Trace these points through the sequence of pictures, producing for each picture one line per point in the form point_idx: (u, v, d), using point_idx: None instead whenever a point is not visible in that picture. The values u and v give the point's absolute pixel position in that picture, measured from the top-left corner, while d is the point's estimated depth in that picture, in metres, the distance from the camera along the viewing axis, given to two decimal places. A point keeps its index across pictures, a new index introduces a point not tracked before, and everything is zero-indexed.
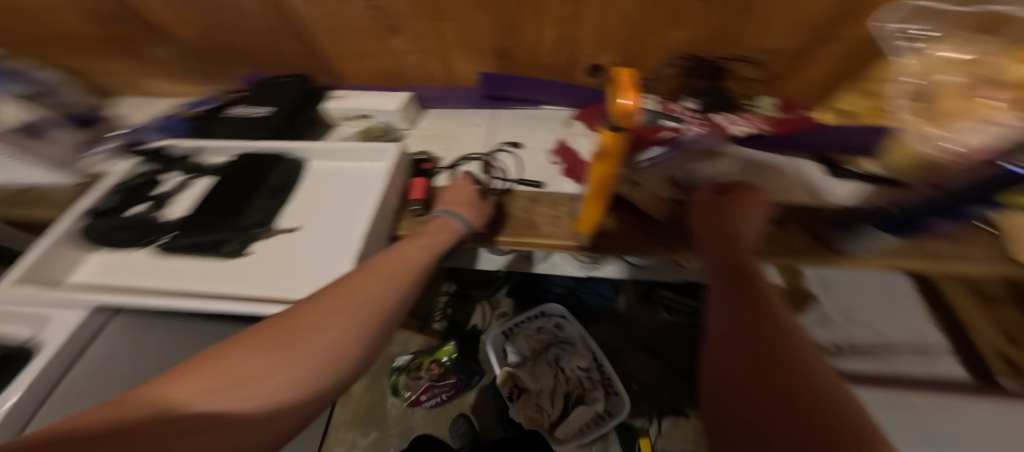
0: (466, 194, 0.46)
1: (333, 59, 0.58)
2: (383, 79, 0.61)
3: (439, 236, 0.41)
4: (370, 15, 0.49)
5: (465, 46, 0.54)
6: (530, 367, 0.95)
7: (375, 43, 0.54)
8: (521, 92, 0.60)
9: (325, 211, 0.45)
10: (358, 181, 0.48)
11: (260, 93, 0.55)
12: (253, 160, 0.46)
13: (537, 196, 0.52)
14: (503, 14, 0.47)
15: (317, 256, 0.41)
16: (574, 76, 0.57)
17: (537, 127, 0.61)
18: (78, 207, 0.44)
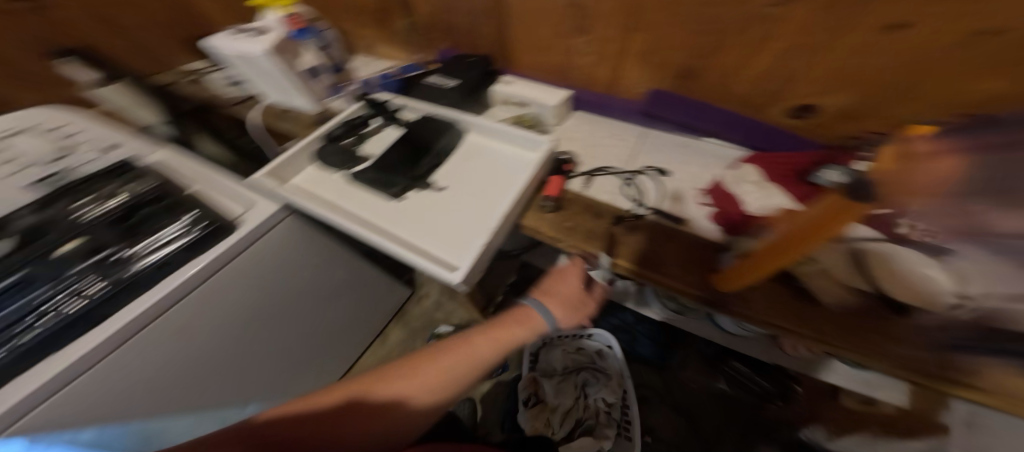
0: (572, 288, 0.54)
1: (515, 48, 0.62)
2: (547, 74, 0.63)
3: (514, 333, 0.48)
4: (568, 13, 0.50)
5: (648, 59, 0.50)
6: (555, 381, 0.91)
7: (559, 40, 0.56)
8: (690, 117, 0.54)
9: (472, 184, 0.51)
10: (507, 166, 0.53)
11: (454, 69, 0.64)
12: (434, 125, 0.55)
13: (669, 234, 0.47)
14: (714, 35, 0.42)
15: (457, 220, 0.47)
16: (763, 113, 0.49)
17: (691, 157, 0.55)
18: (317, 131, 0.57)
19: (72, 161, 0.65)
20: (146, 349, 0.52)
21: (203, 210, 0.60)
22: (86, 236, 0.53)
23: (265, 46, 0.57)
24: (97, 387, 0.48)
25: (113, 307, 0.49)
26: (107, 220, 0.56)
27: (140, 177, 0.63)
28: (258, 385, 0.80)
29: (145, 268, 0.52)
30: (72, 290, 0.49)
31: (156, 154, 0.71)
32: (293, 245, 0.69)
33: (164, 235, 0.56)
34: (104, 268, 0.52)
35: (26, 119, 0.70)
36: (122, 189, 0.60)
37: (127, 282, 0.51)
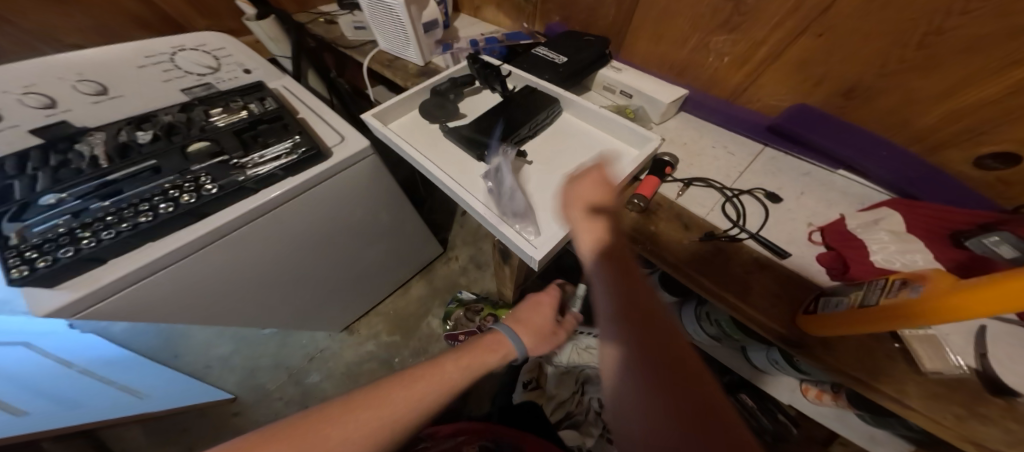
0: (543, 317, 0.48)
1: (636, 34, 0.59)
2: (660, 68, 0.60)
3: (487, 357, 0.40)
4: (726, 5, 0.46)
5: (803, 66, 0.45)
6: (559, 372, 0.93)
7: (695, 33, 0.51)
8: (833, 140, 0.49)
9: (563, 164, 0.50)
10: (604, 153, 0.51)
11: (564, 43, 0.60)
12: (539, 97, 0.54)
13: (768, 263, 0.43)
14: (929, 44, 0.36)
15: (544, 198, 0.46)
16: (940, 153, 0.42)
17: (809, 190, 0.50)
18: (425, 82, 0.57)
19: (216, 76, 0.74)
20: (210, 257, 0.58)
21: (305, 136, 0.64)
22: (213, 142, 0.61)
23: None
24: (164, 282, 0.54)
25: (211, 208, 0.55)
26: (232, 129, 0.62)
27: (264, 99, 0.70)
28: (291, 304, 0.87)
29: (252, 177, 0.57)
30: (193, 183, 0.55)
31: (280, 81, 0.78)
32: (359, 187, 0.74)
33: (276, 150, 0.61)
34: (220, 170, 0.57)
35: (199, 40, 0.73)
36: (250, 106, 0.67)
37: (229, 188, 0.55)
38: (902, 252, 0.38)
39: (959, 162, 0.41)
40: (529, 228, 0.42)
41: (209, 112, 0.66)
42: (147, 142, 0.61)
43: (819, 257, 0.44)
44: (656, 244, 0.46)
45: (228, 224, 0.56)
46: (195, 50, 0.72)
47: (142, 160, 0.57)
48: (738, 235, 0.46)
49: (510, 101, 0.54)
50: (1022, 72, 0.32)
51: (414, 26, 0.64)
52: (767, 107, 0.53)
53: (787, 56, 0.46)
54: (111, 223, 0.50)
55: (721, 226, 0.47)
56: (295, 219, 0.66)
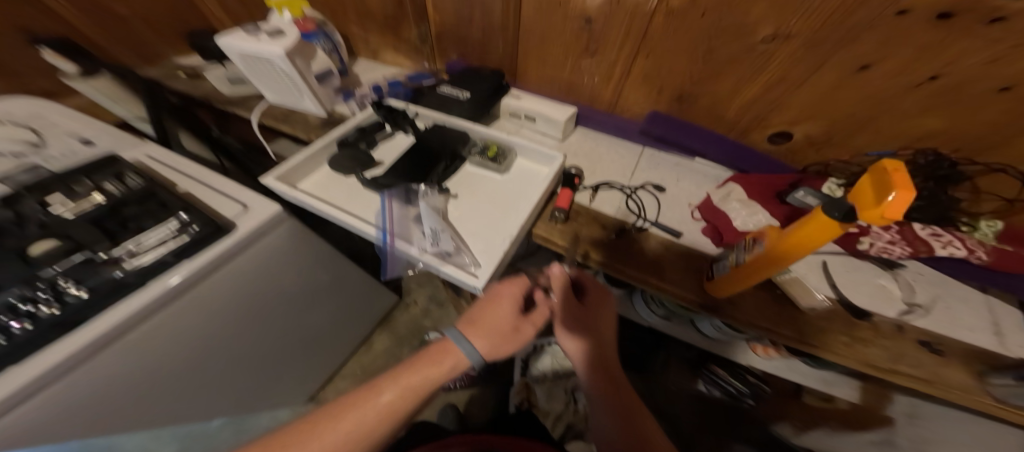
0: (502, 317, 0.46)
1: (524, 60, 0.67)
2: (553, 91, 0.69)
3: (430, 372, 0.43)
4: (584, 34, 0.57)
5: (645, 81, 0.58)
6: (546, 386, 0.99)
7: (568, 59, 0.62)
8: (682, 139, 0.61)
9: (481, 193, 0.55)
10: (522, 176, 0.57)
11: (463, 80, 0.66)
12: (449, 133, 0.59)
13: (669, 243, 0.54)
14: (711, 62, 0.50)
15: (474, 225, 0.51)
16: (750, 136, 0.58)
17: (682, 174, 0.62)
18: (331, 134, 0.58)
19: (42, 153, 0.60)
20: (111, 361, 0.49)
21: (194, 213, 0.57)
22: (63, 238, 0.50)
23: (284, 47, 0.57)
24: (44, 410, 0.44)
25: (88, 313, 0.46)
26: (89, 220, 0.53)
27: (120, 176, 0.60)
28: (226, 396, 0.75)
29: (135, 270, 0.50)
30: (50, 292, 0.46)
31: (138, 149, 0.68)
32: (280, 252, 0.68)
33: (159, 234, 0.53)
34: (90, 271, 0.49)
35: (4, 109, 0.65)
36: (103, 186, 0.58)
37: (106, 287, 0.48)
38: (751, 214, 0.51)
39: (760, 141, 0.58)
40: (469, 264, 0.46)
41: (48, 203, 0.54)
42: None
43: (702, 228, 0.56)
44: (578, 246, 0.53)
45: (122, 324, 0.47)
46: (7, 124, 0.62)
47: None
48: (643, 226, 0.55)
49: (420, 141, 0.58)
50: (768, 74, 0.48)
51: (304, 77, 0.63)
52: (636, 114, 0.65)
53: (634, 74, 0.58)
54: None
55: (625, 219, 0.56)
56: (214, 298, 0.59)
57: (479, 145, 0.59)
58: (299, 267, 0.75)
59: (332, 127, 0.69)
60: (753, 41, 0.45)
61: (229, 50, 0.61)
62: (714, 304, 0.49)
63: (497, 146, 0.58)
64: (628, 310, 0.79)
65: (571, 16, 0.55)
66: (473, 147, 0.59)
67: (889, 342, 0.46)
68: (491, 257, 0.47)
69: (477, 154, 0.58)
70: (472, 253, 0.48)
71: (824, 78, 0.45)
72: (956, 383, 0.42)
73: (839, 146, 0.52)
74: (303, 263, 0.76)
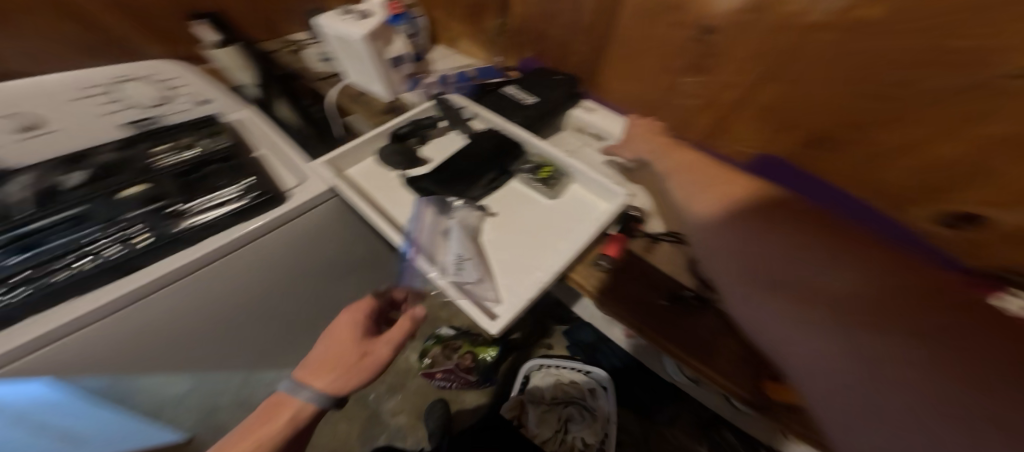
0: (346, 345, 0.46)
1: (610, 65, 0.56)
2: (635, 107, 0.57)
3: (263, 432, 0.41)
4: (698, 46, 0.44)
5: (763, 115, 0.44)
6: (541, 408, 0.90)
7: (666, 74, 0.50)
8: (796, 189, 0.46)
9: (523, 215, 0.47)
10: (580, 206, 0.48)
11: (534, 83, 0.58)
12: (504, 141, 0.52)
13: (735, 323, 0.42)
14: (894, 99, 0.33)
15: (510, 253, 0.44)
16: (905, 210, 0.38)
17: None
18: (384, 125, 0.54)
19: (166, 108, 0.68)
20: (158, 305, 0.50)
21: (259, 179, 0.58)
22: (151, 185, 0.52)
23: (364, 30, 0.55)
24: (92, 343, 0.45)
25: (143, 260, 0.46)
26: (173, 173, 0.55)
27: (214, 136, 0.63)
28: (250, 346, 0.78)
29: (193, 226, 0.50)
30: (119, 234, 0.46)
31: (237, 112, 0.72)
32: (325, 226, 0.67)
33: (224, 194, 0.54)
34: (158, 220, 0.49)
35: (150, 69, 0.71)
36: (198, 144, 0.61)
37: (164, 239, 0.48)
38: None
39: (927, 221, 0.37)
40: (492, 299, 0.39)
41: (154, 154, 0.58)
42: (76, 185, 0.54)
43: None
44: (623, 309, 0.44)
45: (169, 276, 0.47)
46: (139, 78, 0.69)
47: (70, 206, 0.48)
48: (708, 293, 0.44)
49: (470, 145, 0.51)
50: (983, 127, 0.29)
51: (374, 62, 0.60)
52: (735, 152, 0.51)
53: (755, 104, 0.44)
54: (21, 283, 0.41)
55: (687, 284, 0.46)
56: (256, 262, 0.58)
57: (532, 163, 0.51)
58: (339, 243, 0.75)
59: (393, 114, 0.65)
60: (968, 78, 0.28)
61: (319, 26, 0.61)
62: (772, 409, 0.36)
63: (552, 167, 0.50)
64: (655, 363, 0.72)
65: (689, 19, 0.43)
66: (523, 163, 0.52)
67: None
68: (520, 300, 0.39)
69: (528, 173, 0.50)
70: (496, 287, 0.41)
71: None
72: None
73: None
74: (344, 241, 0.75)
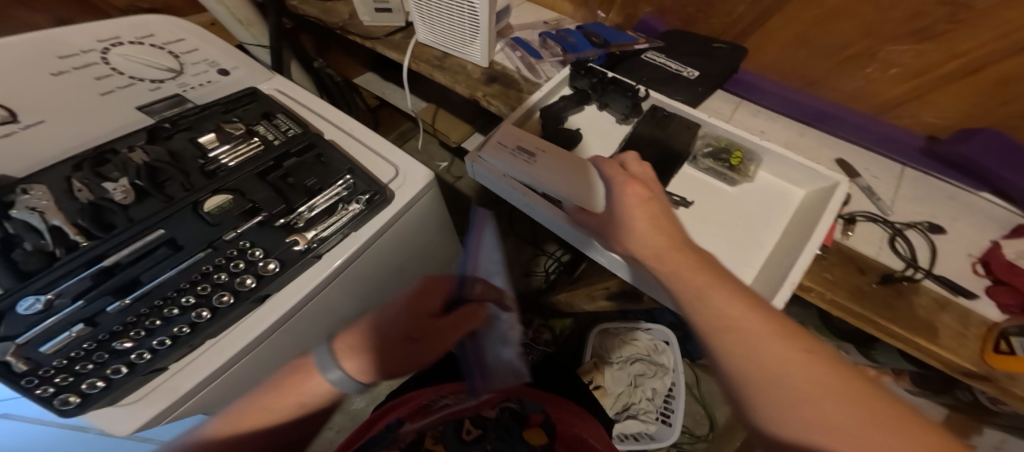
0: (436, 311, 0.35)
1: (772, 29, 0.45)
2: (795, 80, 0.48)
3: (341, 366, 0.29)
4: (941, 10, 0.33)
5: (972, 91, 0.37)
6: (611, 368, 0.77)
7: (851, 46, 0.41)
8: (995, 167, 0.39)
9: (721, 205, 0.42)
10: (779, 197, 0.42)
11: (684, 48, 0.50)
12: (680, 124, 0.45)
13: (948, 303, 0.36)
14: None
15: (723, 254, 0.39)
16: None
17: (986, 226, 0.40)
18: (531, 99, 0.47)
19: (179, 81, 0.43)
20: (274, 347, 0.37)
21: (356, 175, 0.42)
22: (237, 193, 0.38)
23: None
24: (213, 399, 0.34)
25: (275, 286, 0.35)
26: (254, 171, 0.39)
27: (269, 117, 0.45)
28: None
29: (319, 241, 0.38)
30: (240, 260, 0.35)
31: (270, 84, 0.50)
32: (427, 224, 0.53)
33: (330, 194, 0.40)
34: (275, 238, 0.37)
35: (141, 29, 0.43)
36: (257, 129, 0.43)
37: (293, 258, 0.36)
38: None
39: None
40: None
41: (202, 144, 0.40)
42: (134, 202, 0.34)
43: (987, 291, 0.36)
44: (837, 292, 0.37)
45: (299, 305, 0.36)
46: (137, 44, 0.42)
47: (145, 229, 0.32)
48: (913, 276, 0.37)
49: (636, 134, 0.45)
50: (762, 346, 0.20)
51: (490, 19, 0.46)
52: (916, 124, 0.43)
53: (980, 78, 0.35)
54: (154, 330, 0.30)
55: (893, 265, 0.39)
56: (372, 272, 0.46)
57: (713, 146, 0.45)
58: (434, 244, 0.61)
59: (498, 85, 0.52)
60: None
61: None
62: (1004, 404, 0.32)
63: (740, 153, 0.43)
64: None
65: None
66: (701, 145, 0.46)
67: None
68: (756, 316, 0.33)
69: (712, 158, 0.44)
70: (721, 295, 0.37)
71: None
72: None
73: None
74: (436, 242, 0.62)
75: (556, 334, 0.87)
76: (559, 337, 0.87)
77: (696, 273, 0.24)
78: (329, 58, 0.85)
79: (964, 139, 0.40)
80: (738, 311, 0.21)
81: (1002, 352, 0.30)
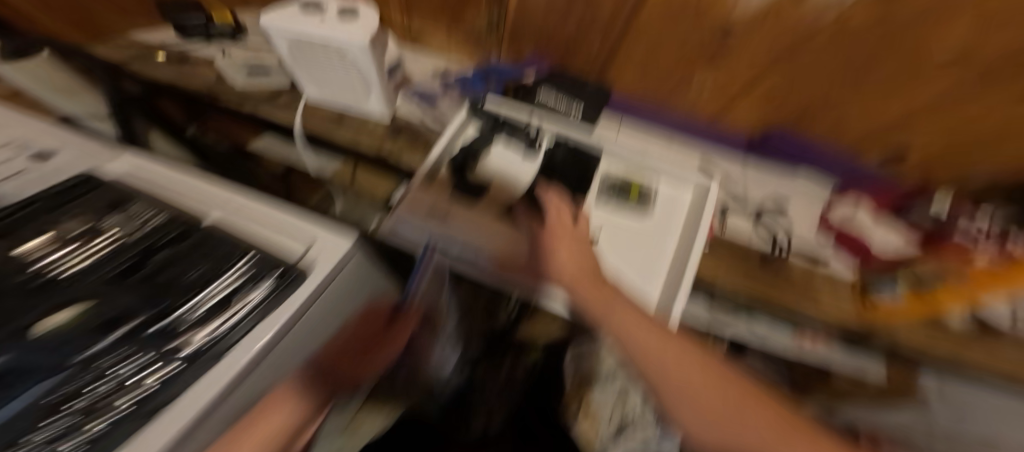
0: (350, 337, 0.44)
1: (620, 66, 0.55)
2: (649, 104, 0.58)
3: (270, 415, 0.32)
4: (715, 40, 0.43)
5: (763, 105, 0.49)
6: (597, 387, 0.78)
7: (677, 73, 0.51)
8: (795, 158, 0.53)
9: (622, 220, 0.48)
10: (669, 202, 0.49)
11: (564, 86, 0.56)
12: (578, 157, 0.51)
13: (813, 271, 0.47)
14: (878, 77, 0.39)
15: (635, 268, 0.45)
16: (865, 157, 0.50)
17: (807, 196, 0.53)
18: (432, 156, 0.49)
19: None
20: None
21: (258, 253, 0.38)
22: (86, 306, 0.30)
23: (370, 36, 0.38)
24: None
25: (171, 392, 0.27)
26: (105, 276, 0.32)
27: (122, 207, 0.39)
28: None
29: (217, 338, 0.31)
30: (105, 381, 0.26)
31: (120, 162, 0.45)
32: (361, 297, 0.48)
33: (223, 284, 0.34)
34: (150, 347, 0.29)
35: None
36: (103, 223, 0.37)
37: (186, 361, 0.29)
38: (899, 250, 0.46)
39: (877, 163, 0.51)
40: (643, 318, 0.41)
41: (20, 255, 0.32)
42: None
43: (832, 252, 0.49)
44: (731, 276, 0.45)
45: (204, 418, 0.27)
46: None
47: None
48: (780, 253, 0.48)
49: (540, 172, 0.50)
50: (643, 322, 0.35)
51: (377, 76, 0.46)
52: (734, 128, 0.55)
53: (759, 93, 0.48)
54: None
55: (762, 247, 0.48)
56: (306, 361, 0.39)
57: (609, 179, 0.50)
58: None
59: (404, 138, 0.54)
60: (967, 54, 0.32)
61: (278, 32, 0.41)
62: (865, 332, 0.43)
63: (637, 183, 0.50)
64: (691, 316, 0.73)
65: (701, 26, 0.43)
66: (602, 179, 0.50)
67: None
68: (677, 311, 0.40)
69: (610, 189, 0.49)
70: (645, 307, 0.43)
71: (979, 112, 0.38)
72: None
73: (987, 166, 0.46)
74: None
75: (529, 366, 0.86)
76: (533, 369, 0.86)
77: (606, 304, 0.36)
78: (210, 126, 0.76)
79: (770, 141, 0.53)
80: (644, 336, 0.34)
81: (867, 308, 0.42)
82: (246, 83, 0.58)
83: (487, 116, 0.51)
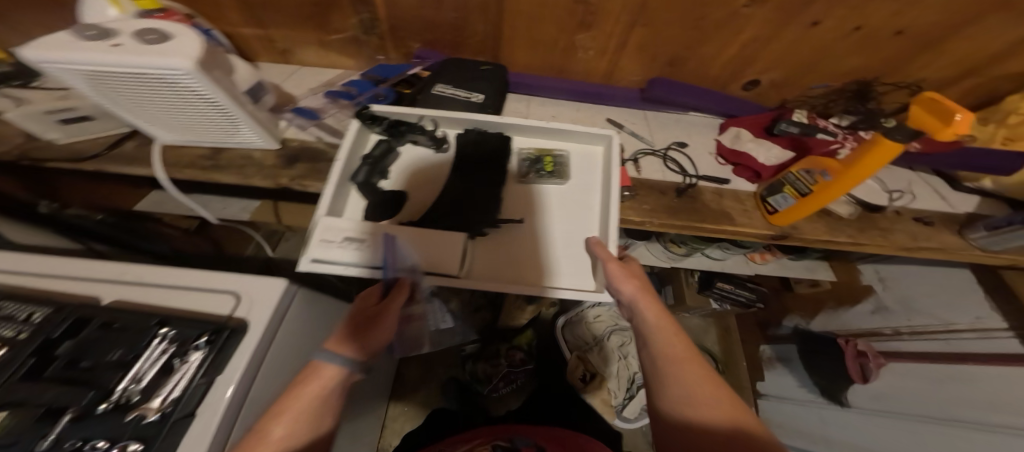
0: (365, 306, 0.37)
1: (509, 43, 0.56)
2: (547, 73, 0.60)
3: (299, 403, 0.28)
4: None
5: (642, 50, 0.53)
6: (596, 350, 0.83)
7: (560, 37, 0.53)
8: (683, 96, 0.57)
9: (540, 192, 0.49)
10: (584, 163, 0.52)
11: (459, 74, 0.56)
12: (489, 138, 0.51)
13: (721, 191, 0.50)
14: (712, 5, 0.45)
15: (564, 231, 0.46)
16: (727, 85, 0.58)
17: (700, 129, 0.58)
18: (338, 173, 0.46)
19: None
20: None
21: (173, 321, 0.36)
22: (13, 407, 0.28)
23: (193, 59, 0.34)
24: None
25: None
26: (17, 376, 0.30)
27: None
28: None
29: (175, 399, 0.31)
30: None
31: None
32: (316, 321, 0.49)
33: (150, 357, 0.33)
34: (109, 424, 0.29)
35: None
36: None
37: (155, 432, 0.29)
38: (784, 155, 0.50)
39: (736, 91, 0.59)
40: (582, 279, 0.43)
41: None
42: None
43: (736, 171, 0.52)
44: (655, 215, 0.47)
45: None
46: None
47: None
48: (691, 182, 0.51)
49: (455, 161, 0.49)
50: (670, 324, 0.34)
51: (238, 103, 0.42)
52: (630, 82, 0.60)
53: (631, 42, 0.52)
54: None
55: (676, 180, 0.51)
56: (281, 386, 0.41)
57: (529, 158, 0.50)
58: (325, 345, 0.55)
59: (304, 163, 0.51)
60: None
61: (65, 69, 0.35)
62: (783, 233, 0.47)
63: (550, 156, 0.51)
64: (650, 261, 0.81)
65: None
66: (520, 159, 0.51)
67: (900, 223, 0.50)
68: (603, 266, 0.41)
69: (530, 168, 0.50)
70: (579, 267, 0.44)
71: (790, 34, 0.48)
72: (964, 246, 0.48)
73: (823, 74, 0.54)
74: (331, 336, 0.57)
75: (526, 349, 0.87)
76: (530, 350, 0.88)
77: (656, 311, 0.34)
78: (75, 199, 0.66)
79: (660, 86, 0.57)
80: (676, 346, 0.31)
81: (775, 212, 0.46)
82: (69, 138, 0.51)
83: (386, 120, 0.50)
